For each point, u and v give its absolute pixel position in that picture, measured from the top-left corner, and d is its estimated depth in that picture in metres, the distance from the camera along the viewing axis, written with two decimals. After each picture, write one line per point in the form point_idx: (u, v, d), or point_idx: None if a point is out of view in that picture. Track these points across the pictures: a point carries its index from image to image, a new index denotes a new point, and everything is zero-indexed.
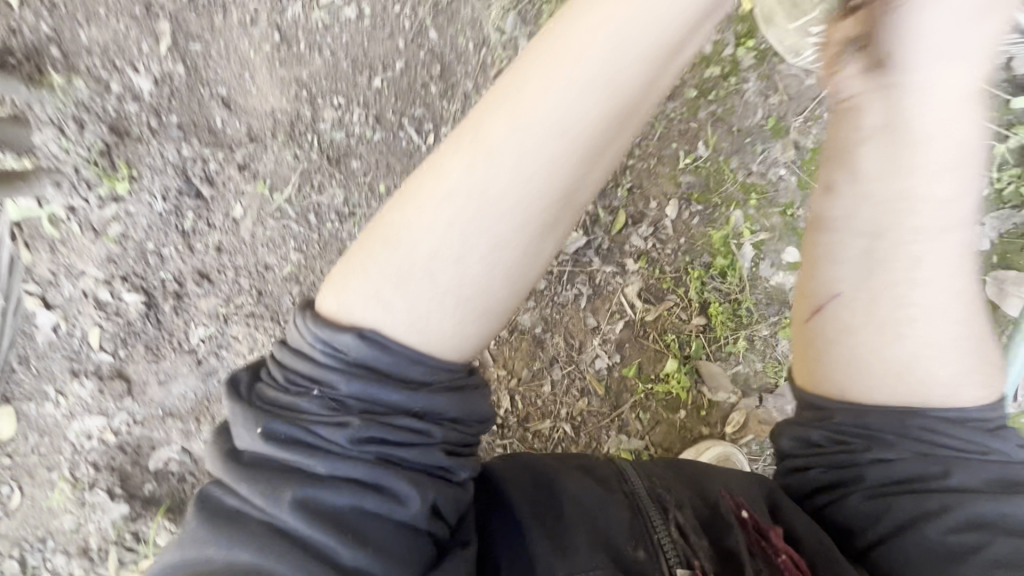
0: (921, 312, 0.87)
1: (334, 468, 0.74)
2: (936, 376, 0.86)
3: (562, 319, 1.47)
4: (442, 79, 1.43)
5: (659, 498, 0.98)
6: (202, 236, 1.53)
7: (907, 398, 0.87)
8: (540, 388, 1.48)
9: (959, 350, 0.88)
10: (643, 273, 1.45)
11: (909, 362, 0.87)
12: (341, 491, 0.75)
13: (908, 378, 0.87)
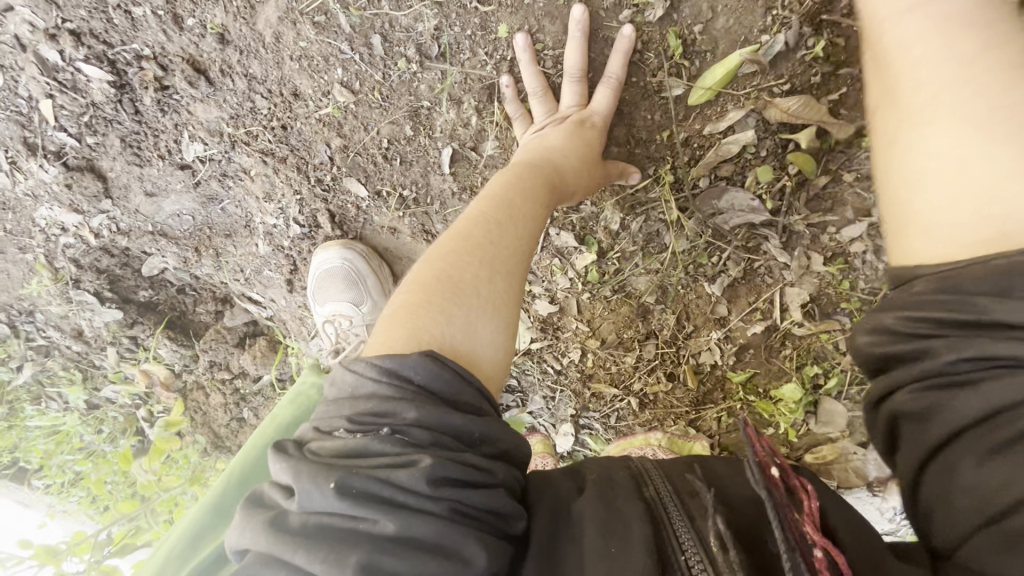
0: (934, 126, 0.53)
1: (405, 525, 0.51)
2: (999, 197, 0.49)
3: (686, 295, 1.09)
4: None
5: (681, 501, 0.62)
6: (195, 6, 0.98)
7: (981, 226, 0.48)
8: (621, 357, 1.19)
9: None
10: (824, 277, 1.02)
11: (953, 178, 0.51)
12: (408, 554, 0.50)
13: (952, 184, 0.51)
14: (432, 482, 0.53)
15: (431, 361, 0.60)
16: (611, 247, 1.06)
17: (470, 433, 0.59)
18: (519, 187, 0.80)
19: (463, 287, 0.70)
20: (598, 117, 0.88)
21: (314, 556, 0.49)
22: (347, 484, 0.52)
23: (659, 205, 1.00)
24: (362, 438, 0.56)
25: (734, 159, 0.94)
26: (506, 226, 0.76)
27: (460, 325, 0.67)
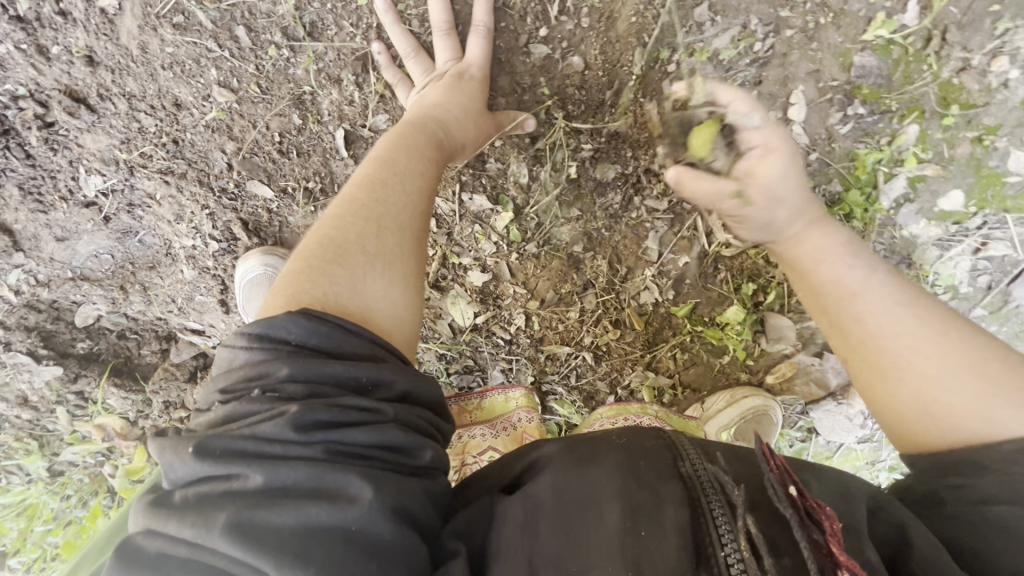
0: (898, 363, 0.63)
1: (275, 476, 0.48)
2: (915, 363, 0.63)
3: (612, 239, 1.09)
4: None
5: (719, 490, 0.53)
6: (58, 33, 0.95)
7: (965, 438, 0.57)
8: (565, 313, 1.18)
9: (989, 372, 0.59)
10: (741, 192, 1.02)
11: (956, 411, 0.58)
12: (282, 503, 0.47)
13: (938, 407, 0.59)
14: (302, 428, 0.49)
15: (305, 317, 0.55)
16: (526, 201, 1.05)
17: (354, 378, 0.54)
18: (400, 142, 0.77)
19: (346, 246, 0.65)
20: (475, 69, 0.88)
21: (184, 521, 0.47)
22: (206, 446, 0.49)
23: (556, 149, 0.99)
24: (234, 402, 0.52)
25: (628, 88, 0.93)
26: (391, 186, 0.71)
27: (346, 282, 0.62)
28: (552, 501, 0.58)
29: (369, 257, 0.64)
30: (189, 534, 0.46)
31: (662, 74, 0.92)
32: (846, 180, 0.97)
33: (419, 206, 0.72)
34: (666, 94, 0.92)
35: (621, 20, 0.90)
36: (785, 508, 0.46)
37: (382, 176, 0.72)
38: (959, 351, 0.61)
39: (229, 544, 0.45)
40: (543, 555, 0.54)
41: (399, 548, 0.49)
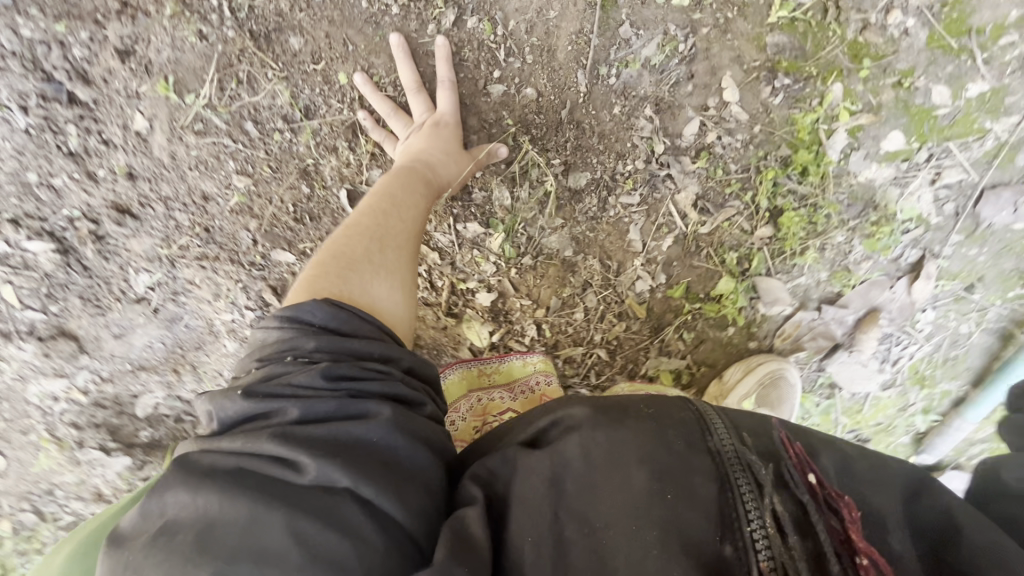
0: None
1: (307, 408, 0.61)
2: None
3: (598, 239, 1.20)
4: None
5: (749, 470, 0.56)
6: (101, 159, 1.12)
7: None
8: (571, 316, 1.28)
9: None
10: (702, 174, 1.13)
11: None
12: (318, 425, 0.60)
13: None
14: (329, 376, 0.63)
15: (331, 305, 0.70)
16: (514, 221, 1.17)
17: (368, 352, 0.69)
18: (395, 181, 0.95)
19: (358, 259, 0.81)
20: (448, 117, 1.04)
21: (236, 438, 0.60)
22: (253, 390, 0.63)
23: (531, 169, 1.12)
24: (269, 364, 0.66)
25: (581, 104, 1.06)
26: (394, 216, 0.91)
27: (359, 283, 0.78)
28: (580, 462, 0.60)
29: (376, 268, 0.82)
30: (240, 445, 0.59)
31: (609, 87, 1.05)
32: (792, 143, 1.09)
33: (415, 232, 0.92)
34: (613, 102, 1.07)
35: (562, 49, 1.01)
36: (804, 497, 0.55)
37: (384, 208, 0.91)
38: None
39: (277, 451, 0.57)
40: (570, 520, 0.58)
41: (409, 467, 0.63)
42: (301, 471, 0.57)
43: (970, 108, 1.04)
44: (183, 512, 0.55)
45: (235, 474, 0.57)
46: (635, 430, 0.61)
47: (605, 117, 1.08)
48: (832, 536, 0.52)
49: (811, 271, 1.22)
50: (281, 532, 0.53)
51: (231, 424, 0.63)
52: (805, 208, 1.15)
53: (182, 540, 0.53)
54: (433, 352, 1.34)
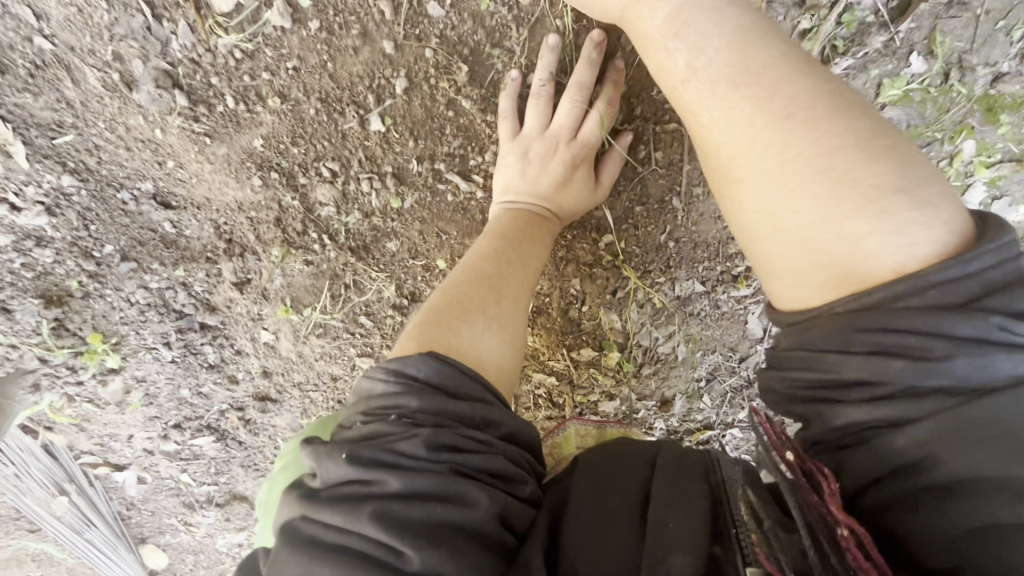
0: (803, 180, 0.53)
1: (410, 481, 0.54)
2: (831, 218, 0.51)
3: (713, 334, 1.16)
4: (475, 86, 0.83)
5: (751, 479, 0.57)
6: (238, 363, 1.17)
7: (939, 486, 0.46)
8: (699, 404, 1.25)
9: (842, 176, 0.51)
10: None
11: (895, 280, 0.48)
12: (419, 504, 0.54)
13: (850, 275, 0.50)
14: (433, 447, 0.56)
15: (433, 357, 0.64)
16: (627, 339, 1.16)
17: (471, 417, 0.61)
18: (500, 234, 0.84)
19: (469, 306, 0.74)
20: (592, 144, 0.84)
21: (337, 512, 0.54)
22: (357, 453, 0.56)
23: (636, 293, 1.09)
24: (374, 424, 0.59)
25: (679, 224, 1.01)
26: (515, 262, 0.82)
27: (468, 332, 0.71)
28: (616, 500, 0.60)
29: (498, 328, 0.75)
30: (342, 521, 0.53)
31: (709, 200, 0.99)
32: None
33: (530, 286, 0.83)
34: (716, 214, 1.00)
35: (653, 184, 0.96)
36: (779, 478, 0.53)
37: (505, 244, 0.83)
38: (842, 132, 0.52)
39: (379, 533, 0.52)
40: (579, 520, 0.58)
41: (499, 546, 0.57)
42: (405, 556, 0.51)
43: None
44: None
45: (341, 550, 0.52)
46: (639, 474, 0.62)
47: (707, 229, 1.02)
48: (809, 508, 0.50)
49: None
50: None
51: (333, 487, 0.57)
52: None
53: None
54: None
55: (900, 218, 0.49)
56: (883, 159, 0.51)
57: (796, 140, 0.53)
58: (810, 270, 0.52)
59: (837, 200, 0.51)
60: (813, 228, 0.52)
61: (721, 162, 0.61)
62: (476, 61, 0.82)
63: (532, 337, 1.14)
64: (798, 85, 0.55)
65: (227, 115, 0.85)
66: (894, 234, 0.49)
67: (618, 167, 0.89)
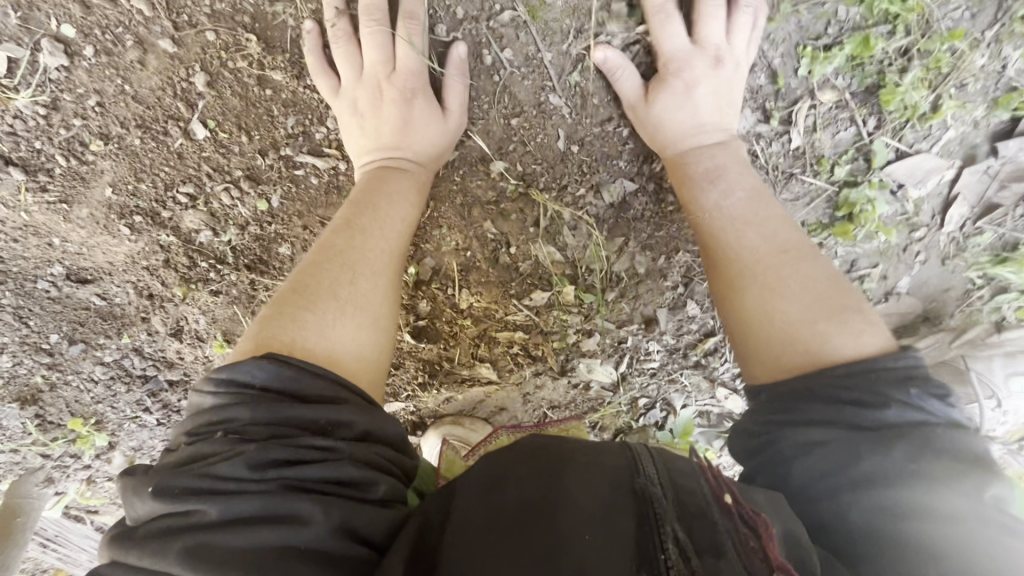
0: (784, 274, 0.74)
1: (228, 507, 0.49)
2: (802, 317, 0.71)
3: (669, 234, 1.02)
4: (278, 53, 0.77)
5: (677, 502, 0.53)
6: None
7: (799, 356, 0.69)
8: (687, 313, 1.12)
9: (829, 307, 0.70)
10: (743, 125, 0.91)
11: (790, 329, 0.71)
12: (236, 531, 0.48)
13: (777, 329, 0.72)
14: (257, 464, 0.51)
15: (275, 360, 0.59)
16: (575, 269, 1.04)
17: (314, 420, 0.56)
18: (349, 206, 0.77)
19: (317, 290, 0.69)
20: (418, 76, 0.77)
21: (143, 554, 0.48)
22: (171, 484, 0.51)
23: (562, 216, 0.98)
24: (197, 447, 0.54)
25: (573, 124, 0.88)
26: (370, 230, 0.75)
27: (315, 320, 0.66)
28: (516, 500, 0.54)
29: (354, 311, 0.70)
30: (150, 563, 0.47)
31: (595, 83, 0.86)
32: None
33: (395, 252, 0.77)
34: (610, 98, 0.87)
35: (520, 89, 0.85)
36: (717, 513, 0.53)
37: (354, 215, 0.76)
38: (807, 270, 0.74)
39: (187, 571, 0.46)
40: (471, 526, 0.52)
41: (354, 564, 0.50)
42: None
43: None
44: None
45: None
46: (539, 468, 0.56)
47: (608, 117, 0.89)
48: (744, 552, 0.49)
49: (962, 117, 0.89)
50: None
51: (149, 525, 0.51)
52: (927, 49, 0.83)
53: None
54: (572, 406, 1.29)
55: (856, 330, 0.68)
56: (855, 300, 0.72)
57: (766, 232, 0.78)
58: (784, 350, 0.70)
59: (739, 273, 0.77)
60: (752, 322, 0.74)
61: (722, 281, 0.79)
62: (265, 26, 0.76)
63: (473, 297, 1.05)
64: (751, 231, 0.79)
65: (67, 174, 0.83)
66: (839, 334, 0.68)
67: (464, 91, 0.80)
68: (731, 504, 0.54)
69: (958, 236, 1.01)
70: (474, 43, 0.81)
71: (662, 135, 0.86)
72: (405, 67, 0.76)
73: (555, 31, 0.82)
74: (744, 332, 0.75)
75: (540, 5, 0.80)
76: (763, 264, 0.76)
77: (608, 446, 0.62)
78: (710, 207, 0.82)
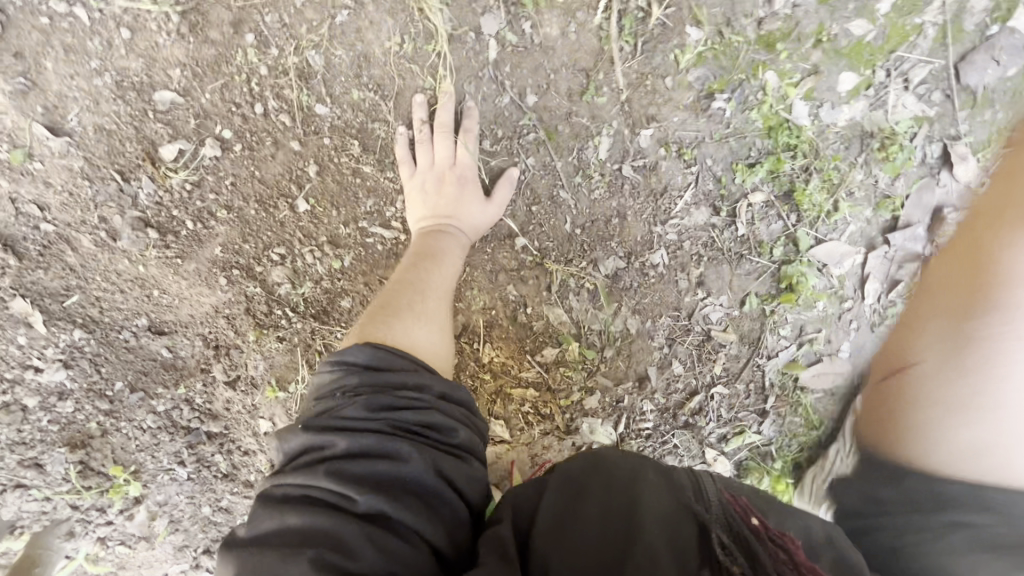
0: (974, 389, 0.78)
1: (353, 441, 0.66)
2: (991, 441, 0.74)
3: (653, 301, 1.27)
4: (370, 153, 1.07)
5: (726, 522, 0.65)
6: (249, 464, 1.26)
7: (948, 458, 0.76)
8: (672, 372, 1.32)
9: (999, 408, 0.76)
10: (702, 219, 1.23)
11: (966, 439, 0.76)
12: (361, 459, 0.65)
13: (939, 413, 0.79)
14: (373, 409, 0.70)
15: (370, 348, 0.78)
16: (579, 329, 1.27)
17: (408, 384, 0.75)
18: (415, 258, 1.02)
19: (397, 306, 0.91)
20: (470, 166, 1.07)
21: (295, 473, 0.65)
22: (311, 423, 0.69)
23: (568, 283, 1.23)
24: (324, 402, 0.73)
25: (576, 212, 1.19)
26: (432, 270, 1.00)
27: (398, 324, 0.87)
28: (597, 509, 0.68)
29: (425, 320, 0.91)
30: (302, 481, 0.64)
31: (592, 183, 1.18)
32: (767, 131, 1.17)
33: (448, 286, 1.01)
34: (604, 195, 1.19)
35: (539, 185, 1.16)
36: (749, 531, 0.64)
37: (421, 263, 1.00)
38: (978, 376, 0.78)
39: (331, 484, 0.63)
40: (560, 531, 0.66)
41: (440, 494, 0.67)
42: (354, 502, 0.62)
43: (892, 20, 1.10)
44: (258, 533, 0.61)
45: (298, 501, 0.63)
46: (607, 485, 0.72)
47: (601, 208, 1.20)
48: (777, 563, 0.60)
49: (857, 215, 1.23)
50: (360, 541, 0.59)
51: (292, 455, 0.69)
52: (818, 167, 1.19)
53: (280, 552, 0.58)
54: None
55: (1005, 460, 0.73)
56: None
57: (944, 334, 0.84)
58: (940, 450, 0.77)
59: (925, 386, 0.83)
60: (932, 416, 0.79)
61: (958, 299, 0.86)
62: (366, 136, 1.06)
63: (495, 351, 1.26)
64: (937, 344, 0.84)
65: (190, 235, 1.07)
66: (993, 458, 0.73)
67: (509, 183, 1.10)
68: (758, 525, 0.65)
69: (879, 308, 1.28)
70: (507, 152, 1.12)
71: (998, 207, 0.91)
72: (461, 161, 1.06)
73: (563, 146, 1.14)
74: (913, 432, 0.82)
75: (555, 130, 1.12)
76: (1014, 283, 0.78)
77: (673, 469, 0.77)
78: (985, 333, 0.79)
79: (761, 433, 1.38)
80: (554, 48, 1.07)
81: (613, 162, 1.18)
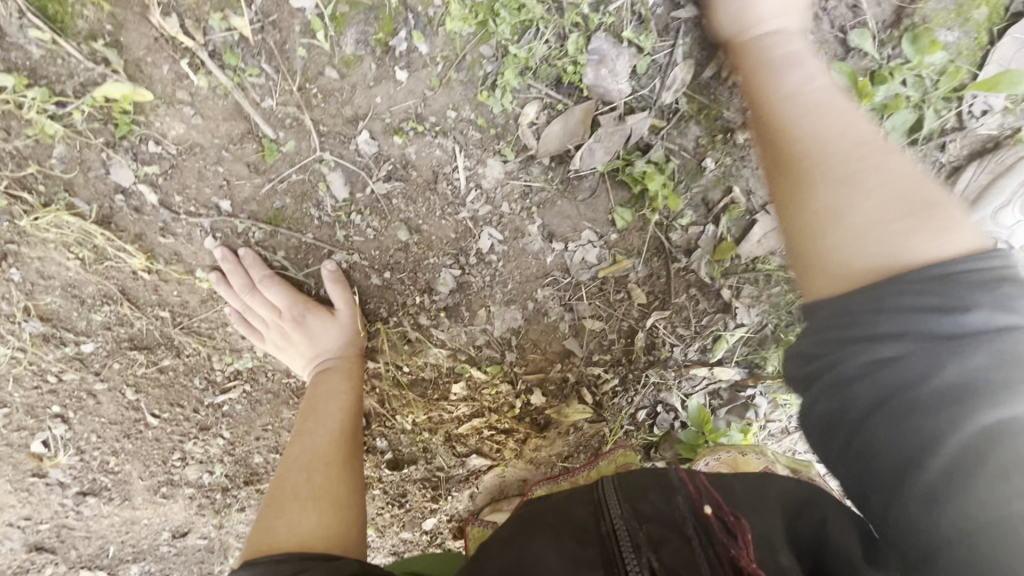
0: (829, 170, 0.64)
1: None
2: (873, 218, 0.59)
3: (520, 283, 1.06)
4: (157, 348, 1.04)
5: (638, 527, 0.66)
6: None
7: (873, 261, 0.58)
8: (596, 329, 1.11)
9: (890, 203, 0.60)
10: (500, 172, 0.96)
11: (836, 215, 0.62)
12: None
13: (854, 223, 0.60)
14: None
15: (246, 570, 0.77)
16: (469, 353, 1.12)
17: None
18: (304, 421, 1.00)
19: (292, 493, 0.91)
20: (293, 307, 0.99)
21: None
22: None
23: (422, 323, 1.08)
24: None
25: (369, 260, 1.01)
26: (317, 430, 0.99)
27: (287, 518, 0.87)
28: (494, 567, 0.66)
29: (321, 499, 0.91)
30: None
31: (359, 223, 0.98)
32: (482, 31, 0.87)
33: (340, 435, 0.99)
34: (381, 225, 0.99)
35: (313, 268, 1.00)
36: (699, 523, 0.65)
37: (311, 433, 0.99)
38: (874, 187, 0.61)
39: None
40: None
41: None
42: None
43: None
44: None
45: None
46: (518, 539, 0.69)
47: (390, 237, 1.00)
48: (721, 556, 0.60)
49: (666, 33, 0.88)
50: None
51: None
52: (576, 21, 0.86)
53: None
54: (582, 450, 1.23)
55: (942, 228, 0.57)
56: (893, 208, 0.59)
57: (831, 121, 0.69)
58: (851, 255, 0.59)
59: (785, 172, 0.68)
60: (864, 227, 0.60)
61: (772, 151, 0.71)
62: (139, 339, 1.02)
63: (412, 415, 1.19)
64: (803, 134, 0.69)
65: (113, 483, 1.18)
66: (919, 231, 0.57)
67: (342, 294, 1.01)
68: (712, 513, 0.64)
69: None
70: (257, 258, 0.97)
71: (755, 67, 0.77)
72: (285, 309, 0.99)
73: (299, 218, 0.96)
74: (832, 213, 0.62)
75: (277, 210, 0.95)
76: (805, 105, 0.71)
77: (570, 502, 0.74)
78: (783, 90, 0.73)
79: (740, 326, 1.11)
80: (197, 142, 0.89)
81: (361, 190, 0.96)
